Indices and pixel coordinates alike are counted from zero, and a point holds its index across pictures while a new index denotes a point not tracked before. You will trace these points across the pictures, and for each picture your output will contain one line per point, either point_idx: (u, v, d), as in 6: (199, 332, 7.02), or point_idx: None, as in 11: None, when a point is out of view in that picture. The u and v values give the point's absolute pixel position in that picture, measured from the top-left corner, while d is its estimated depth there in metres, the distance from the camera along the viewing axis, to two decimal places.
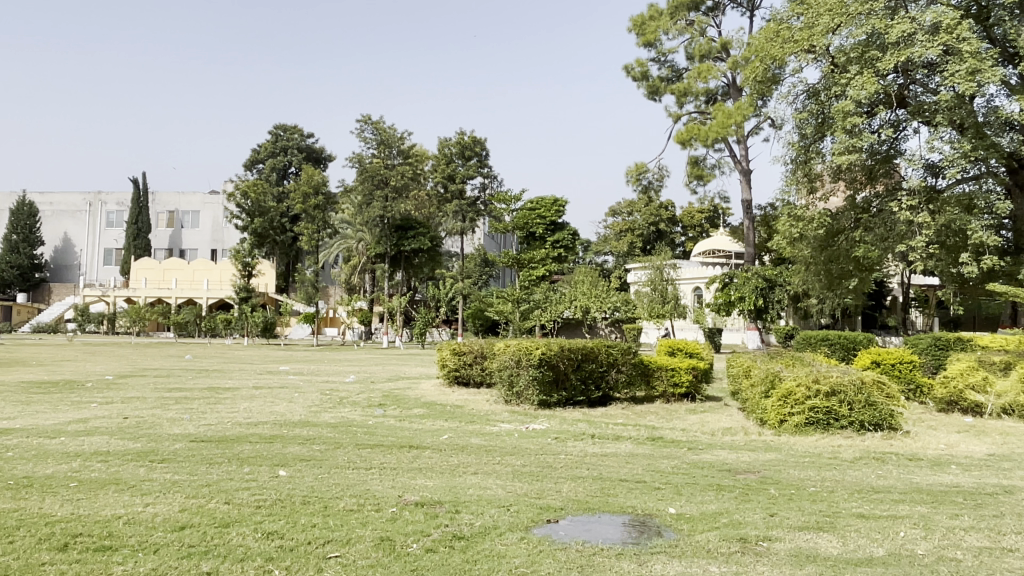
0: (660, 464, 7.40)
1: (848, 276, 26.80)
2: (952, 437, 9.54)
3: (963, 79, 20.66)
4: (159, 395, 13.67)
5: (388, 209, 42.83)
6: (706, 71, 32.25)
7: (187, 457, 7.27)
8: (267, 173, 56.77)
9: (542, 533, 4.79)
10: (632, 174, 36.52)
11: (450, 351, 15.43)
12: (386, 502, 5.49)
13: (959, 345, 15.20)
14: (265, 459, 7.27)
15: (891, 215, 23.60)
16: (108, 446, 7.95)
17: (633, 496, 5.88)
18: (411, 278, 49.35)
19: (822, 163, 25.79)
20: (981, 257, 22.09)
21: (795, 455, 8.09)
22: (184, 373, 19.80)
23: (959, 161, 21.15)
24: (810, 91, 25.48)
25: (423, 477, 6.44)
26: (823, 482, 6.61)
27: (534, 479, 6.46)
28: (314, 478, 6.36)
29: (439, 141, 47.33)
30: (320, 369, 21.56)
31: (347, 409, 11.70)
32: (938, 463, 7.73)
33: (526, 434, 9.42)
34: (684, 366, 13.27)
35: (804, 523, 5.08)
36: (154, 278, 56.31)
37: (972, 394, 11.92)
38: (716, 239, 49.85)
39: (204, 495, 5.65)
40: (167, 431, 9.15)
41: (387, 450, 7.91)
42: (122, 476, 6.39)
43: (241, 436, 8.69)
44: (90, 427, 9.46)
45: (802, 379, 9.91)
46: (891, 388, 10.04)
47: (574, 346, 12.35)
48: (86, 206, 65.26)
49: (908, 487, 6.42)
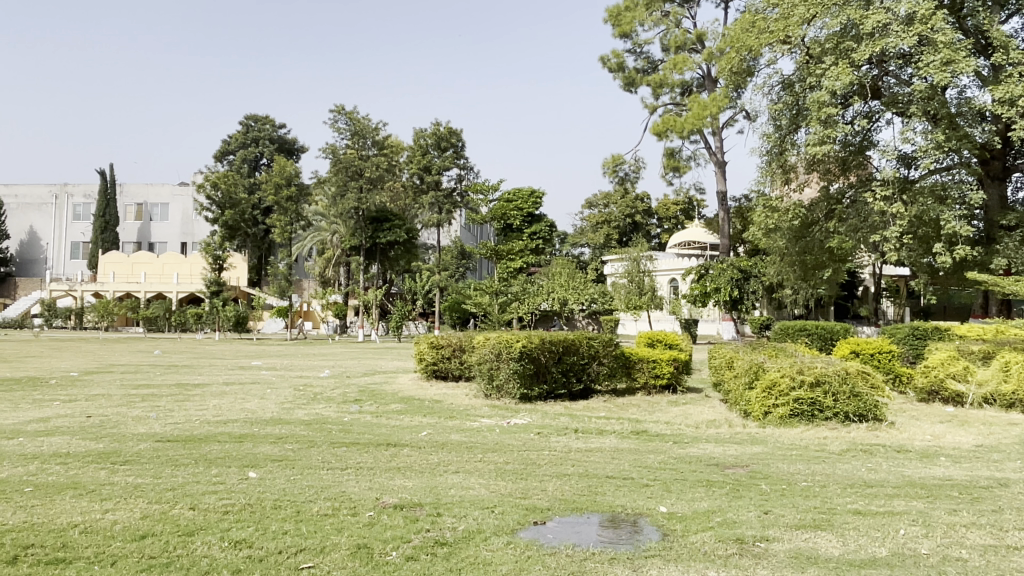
0: (646, 459, 7.18)
1: (822, 267, 27.00)
2: (937, 428, 9.47)
3: (937, 69, 20.75)
4: (125, 392, 13.16)
5: (363, 200, 42.37)
6: (682, 63, 32.21)
7: (151, 458, 6.91)
8: (238, 165, 55.87)
9: (528, 537, 4.54)
10: (609, 165, 36.38)
11: (428, 345, 15.13)
12: (363, 506, 5.19)
13: (937, 335, 15.27)
14: (234, 460, 6.89)
15: (865, 205, 23.69)
16: (69, 447, 7.54)
17: (621, 494, 5.64)
18: (387, 271, 48.73)
19: (796, 155, 25.77)
20: (954, 248, 22.16)
21: (783, 448, 7.92)
22: (152, 369, 19.18)
23: (932, 152, 21.24)
24: (786, 83, 25.66)
25: (402, 478, 6.15)
26: (813, 476, 6.43)
27: (519, 478, 6.19)
28: (287, 480, 6.03)
29: (413, 131, 45.54)
30: (293, 365, 21.16)
31: (322, 405, 11.38)
32: (927, 455, 7.63)
33: (507, 429, 9.16)
34: (665, 358, 13.12)
35: (801, 521, 4.88)
36: (122, 272, 55.09)
37: (952, 384, 11.94)
38: (691, 231, 50.02)
39: (168, 501, 5.31)
40: (132, 430, 8.74)
41: (364, 448, 7.60)
42: (81, 479, 6.02)
43: (209, 436, 8.31)
44: (51, 426, 9.01)
45: (787, 369, 9.71)
46: (876, 378, 9.89)
47: (555, 338, 12.10)
48: (52, 198, 63.70)
49: (901, 481, 6.28)
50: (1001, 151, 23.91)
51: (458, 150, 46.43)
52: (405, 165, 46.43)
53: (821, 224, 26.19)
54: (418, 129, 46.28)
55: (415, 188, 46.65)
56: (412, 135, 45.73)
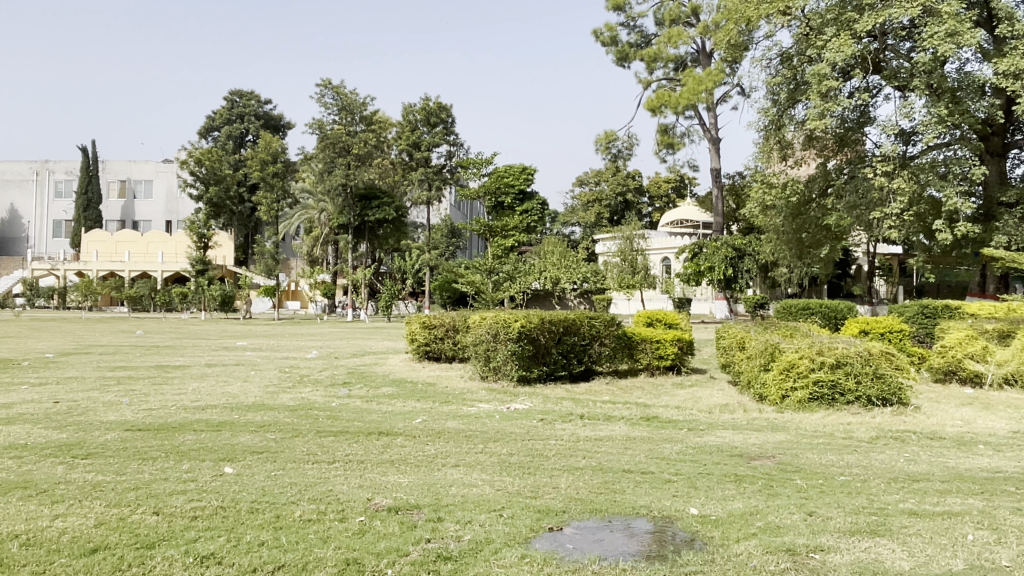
0: (663, 449, 6.56)
1: (819, 245, 26.49)
2: (963, 411, 8.92)
3: (941, 40, 20.03)
4: (100, 375, 12.44)
5: (351, 176, 41.29)
6: (676, 37, 31.37)
7: (116, 452, 6.21)
8: (223, 141, 54.67)
9: (545, 548, 3.91)
10: (602, 142, 35.60)
11: (420, 325, 14.48)
12: (352, 509, 4.54)
13: (947, 314, 14.68)
14: (209, 453, 6.21)
15: (864, 180, 22.91)
16: (28, 437, 6.84)
17: (642, 492, 5.01)
18: (376, 250, 47.86)
19: (794, 131, 24.83)
20: (956, 224, 21.52)
21: (807, 435, 7.34)
22: (131, 350, 18.40)
23: (935, 126, 20.48)
24: (784, 56, 24.86)
25: (396, 473, 5.50)
26: (851, 469, 5.84)
27: (526, 473, 5.56)
28: (265, 477, 5.35)
29: (402, 107, 44.29)
30: (279, 345, 20.46)
31: (309, 389, 10.70)
32: (963, 443, 7.08)
33: (508, 415, 8.52)
34: (669, 338, 12.53)
35: (854, 526, 4.30)
36: (105, 250, 54.16)
37: (971, 364, 11.40)
38: (684, 210, 49.36)
39: (131, 503, 4.63)
40: (100, 418, 8.04)
41: (354, 438, 6.95)
42: (33, 477, 5.31)
43: (184, 425, 7.61)
44: (14, 413, 8.30)
45: (805, 350, 9.13)
46: (900, 359, 9.33)
47: (555, 318, 11.49)
48: (33, 175, 62.20)
49: (948, 474, 5.72)
50: (1002, 127, 23.29)
51: (448, 126, 45.33)
52: (394, 142, 45.31)
53: (817, 201, 25.47)
54: (406, 106, 44.52)
55: (404, 165, 45.54)
56: (401, 110, 44.47)
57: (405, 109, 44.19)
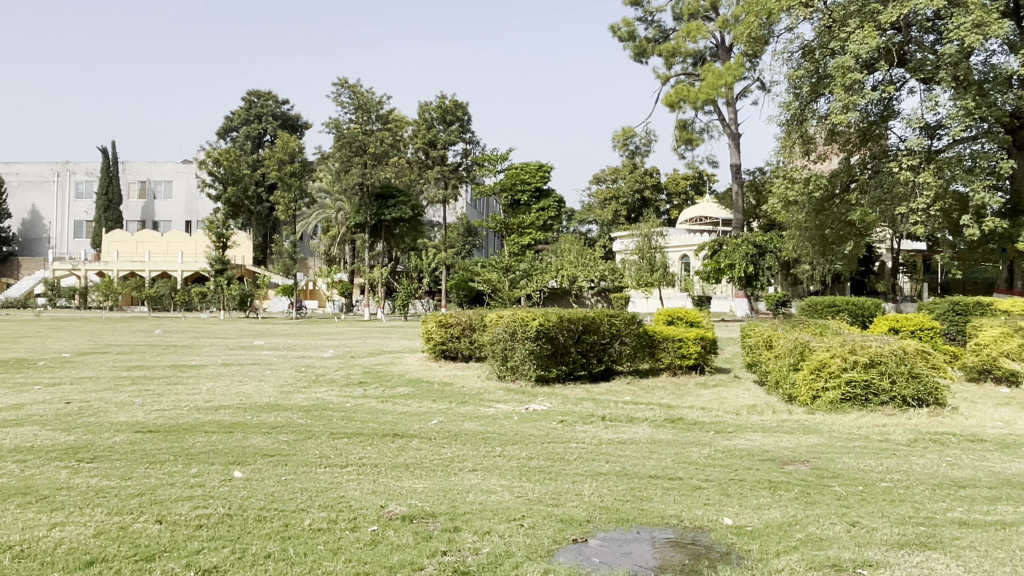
0: (690, 453, 6.26)
1: (842, 241, 25.80)
2: (1003, 412, 8.53)
3: (967, 31, 19.45)
4: (116, 375, 12.29)
5: (367, 175, 41.13)
6: (695, 31, 30.90)
7: (124, 454, 6.03)
8: (241, 141, 54.84)
9: (569, 562, 3.65)
10: (619, 138, 35.24)
11: (436, 323, 14.28)
12: (364, 517, 4.30)
13: (978, 310, 14.21)
14: (218, 455, 6.01)
15: (889, 175, 22.30)
16: (35, 439, 6.68)
17: (670, 500, 4.73)
18: (394, 248, 48.17)
19: (816, 125, 24.30)
20: (983, 219, 20.84)
21: (841, 438, 7.00)
22: (148, 349, 18.30)
23: (962, 119, 19.90)
24: (805, 49, 24.32)
25: (411, 478, 5.26)
26: (890, 474, 5.51)
27: (547, 479, 5.28)
28: (275, 483, 5.13)
29: (417, 105, 44.05)
30: (297, 344, 20.29)
31: (324, 389, 10.50)
32: (1007, 446, 6.71)
33: (526, 417, 8.26)
34: (692, 336, 12.18)
35: (902, 538, 3.99)
36: (125, 250, 54.52)
37: (1007, 362, 10.94)
38: (703, 206, 48.70)
39: (134, 511, 4.41)
40: (111, 419, 7.88)
41: (368, 440, 6.71)
42: (36, 483, 5.11)
43: (196, 426, 7.43)
44: (24, 414, 8.15)
45: (836, 349, 8.79)
46: (935, 358, 8.95)
47: (574, 315, 11.20)
48: (54, 176, 62.83)
49: (995, 479, 5.36)
50: None
51: (464, 124, 45.11)
52: (410, 140, 45.14)
53: (839, 197, 24.89)
54: (422, 103, 44.31)
55: (420, 163, 45.39)
56: (417, 108, 44.27)
57: (421, 107, 43.98)
